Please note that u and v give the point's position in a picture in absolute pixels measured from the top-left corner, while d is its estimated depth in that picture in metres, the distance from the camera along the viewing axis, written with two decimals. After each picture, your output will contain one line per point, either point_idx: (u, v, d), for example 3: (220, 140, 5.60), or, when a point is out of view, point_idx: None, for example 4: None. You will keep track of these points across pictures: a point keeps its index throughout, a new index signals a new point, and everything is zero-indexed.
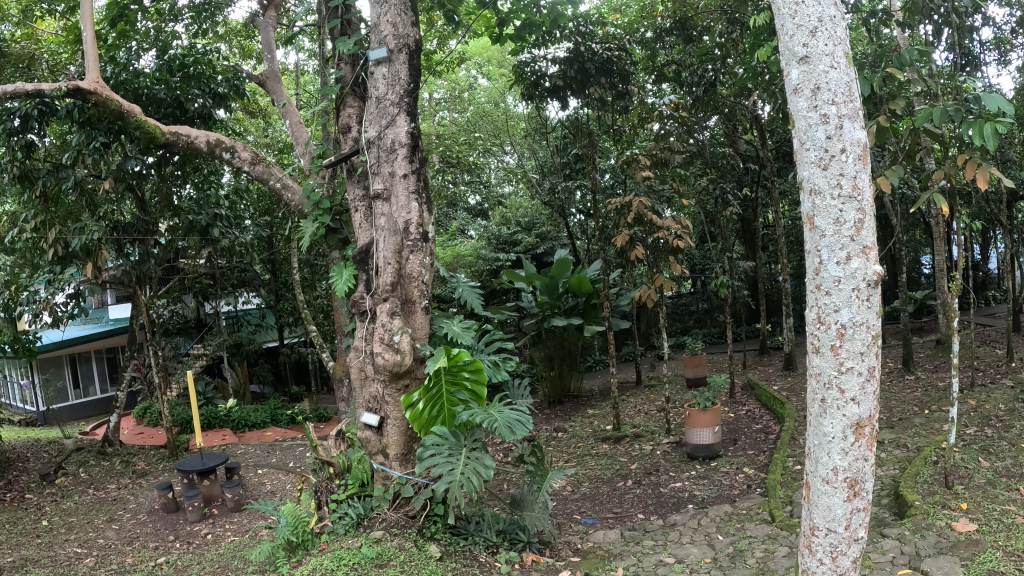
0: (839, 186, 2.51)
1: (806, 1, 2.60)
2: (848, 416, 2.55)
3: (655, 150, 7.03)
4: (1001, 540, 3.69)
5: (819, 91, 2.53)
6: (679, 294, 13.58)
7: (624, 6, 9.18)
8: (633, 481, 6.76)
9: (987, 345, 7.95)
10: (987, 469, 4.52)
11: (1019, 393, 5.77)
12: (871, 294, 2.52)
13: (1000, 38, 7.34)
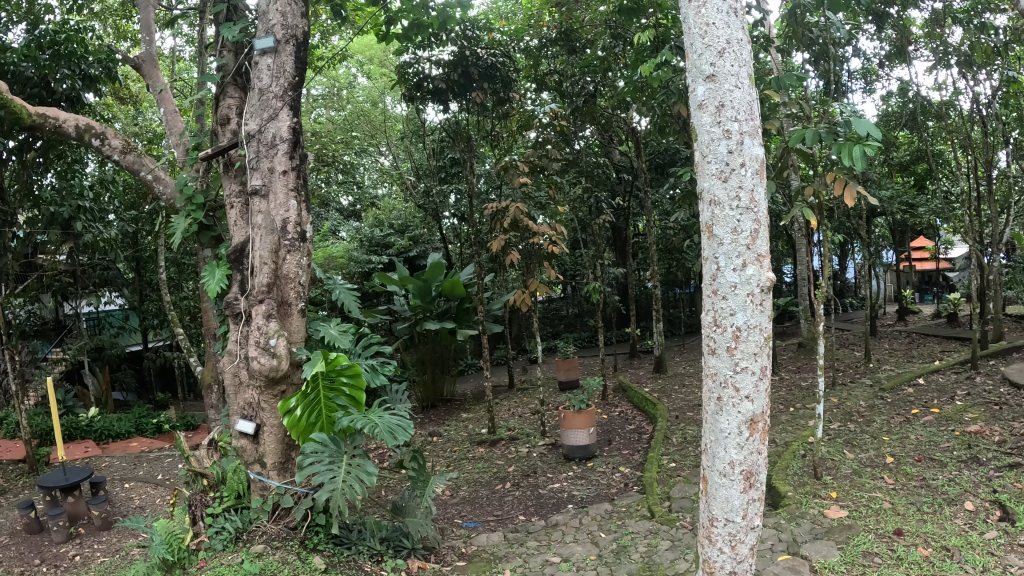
0: (737, 198, 2.65)
1: (716, 23, 2.71)
2: (742, 412, 2.67)
3: (533, 157, 7.16)
4: (872, 523, 4.04)
5: (724, 108, 2.66)
6: (550, 299, 13.89)
7: (511, 14, 9.20)
8: (510, 483, 6.83)
9: (845, 349, 8.70)
10: (852, 461, 4.94)
11: (877, 392, 6.35)
12: (763, 299, 2.68)
13: (866, 70, 7.99)
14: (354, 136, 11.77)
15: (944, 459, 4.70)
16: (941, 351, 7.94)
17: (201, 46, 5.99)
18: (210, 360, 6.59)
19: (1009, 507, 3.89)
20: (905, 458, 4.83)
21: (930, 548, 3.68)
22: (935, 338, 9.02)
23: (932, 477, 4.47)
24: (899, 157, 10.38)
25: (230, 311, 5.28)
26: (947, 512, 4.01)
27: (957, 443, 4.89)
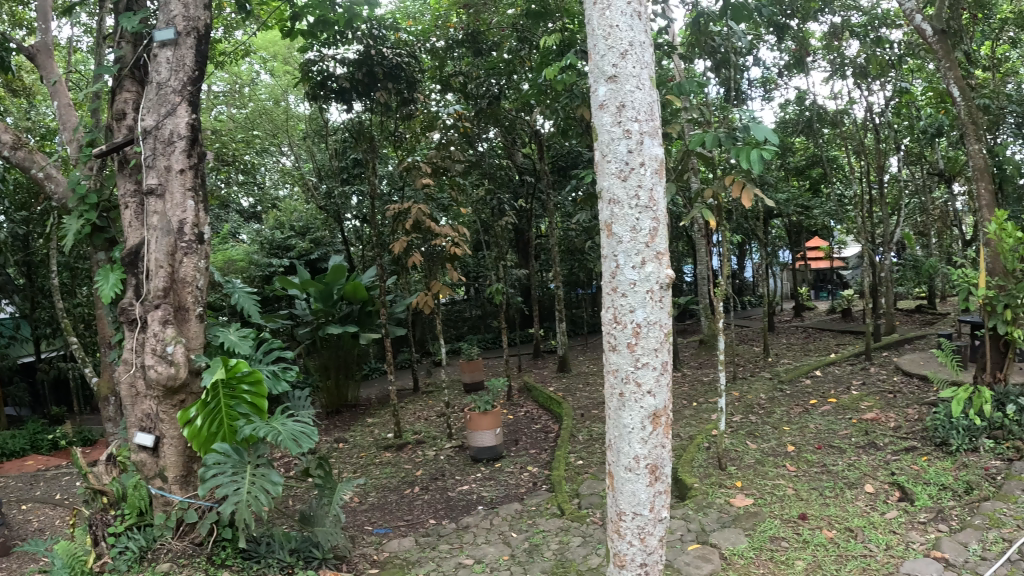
0: (636, 197, 2.38)
1: (620, 24, 2.42)
2: (645, 407, 2.41)
3: (436, 159, 7.01)
4: (777, 509, 4.23)
5: (624, 108, 2.39)
6: (453, 301, 13.91)
7: (419, 14, 9.07)
8: (419, 487, 6.71)
9: (745, 344, 9.16)
10: (756, 450, 5.21)
11: (775, 384, 6.71)
12: (663, 296, 2.42)
13: (766, 79, 8.43)
14: (256, 135, 11.44)
15: (842, 446, 5.02)
16: (837, 345, 8.48)
17: (98, 36, 5.65)
18: (107, 370, 6.22)
19: (906, 488, 4.19)
20: (806, 446, 5.13)
21: (835, 529, 3.87)
22: (831, 333, 9.56)
23: (832, 463, 4.77)
24: (797, 161, 11.04)
25: (123, 317, 4.93)
26: (849, 495, 4.26)
27: (854, 430, 5.25)
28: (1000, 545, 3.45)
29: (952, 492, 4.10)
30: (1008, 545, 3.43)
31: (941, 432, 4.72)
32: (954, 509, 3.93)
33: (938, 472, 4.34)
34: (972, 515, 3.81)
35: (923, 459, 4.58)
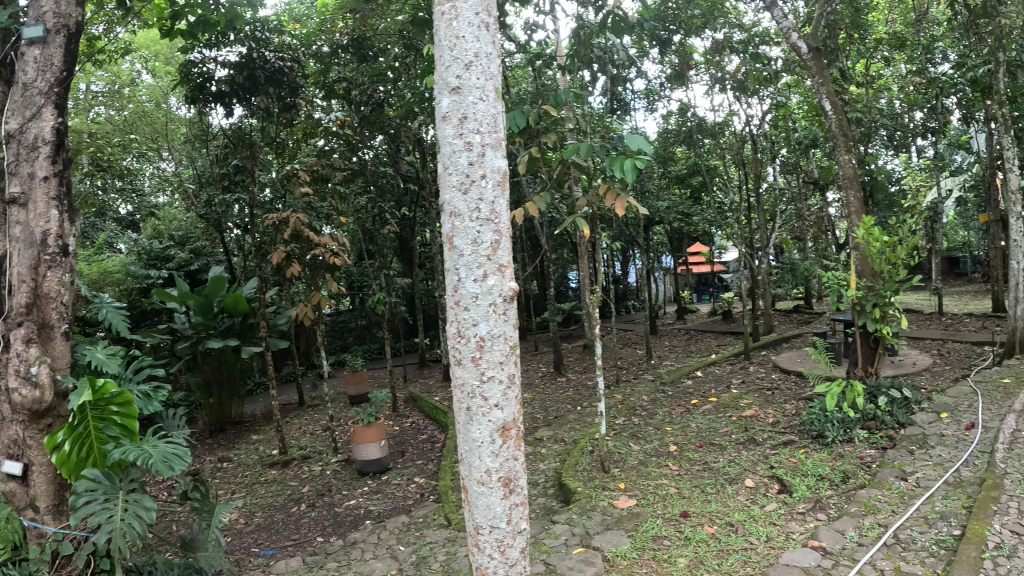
0: (477, 209, 2.17)
1: (465, 34, 2.23)
2: (493, 421, 2.19)
3: (316, 166, 6.91)
4: (659, 509, 4.17)
5: (465, 120, 2.18)
6: (338, 312, 13.64)
7: (305, 17, 8.82)
8: (305, 504, 6.47)
9: (628, 348, 9.44)
10: (638, 451, 5.30)
11: (656, 386, 6.94)
12: (507, 308, 2.21)
13: (649, 90, 8.70)
14: (133, 139, 10.71)
15: (723, 444, 5.19)
16: (718, 345, 8.86)
17: None
18: None
19: (786, 480, 4.34)
20: (688, 445, 5.28)
21: (716, 525, 3.85)
22: (712, 334, 10.00)
23: (713, 460, 4.90)
24: (679, 170, 11.50)
25: None
26: (730, 490, 4.33)
27: (734, 428, 5.46)
28: (876, 531, 3.57)
29: (830, 482, 4.29)
30: (884, 530, 3.56)
31: (818, 425, 4.98)
32: (831, 498, 4.09)
33: (815, 463, 4.55)
34: (849, 503, 3.98)
35: (800, 451, 4.77)
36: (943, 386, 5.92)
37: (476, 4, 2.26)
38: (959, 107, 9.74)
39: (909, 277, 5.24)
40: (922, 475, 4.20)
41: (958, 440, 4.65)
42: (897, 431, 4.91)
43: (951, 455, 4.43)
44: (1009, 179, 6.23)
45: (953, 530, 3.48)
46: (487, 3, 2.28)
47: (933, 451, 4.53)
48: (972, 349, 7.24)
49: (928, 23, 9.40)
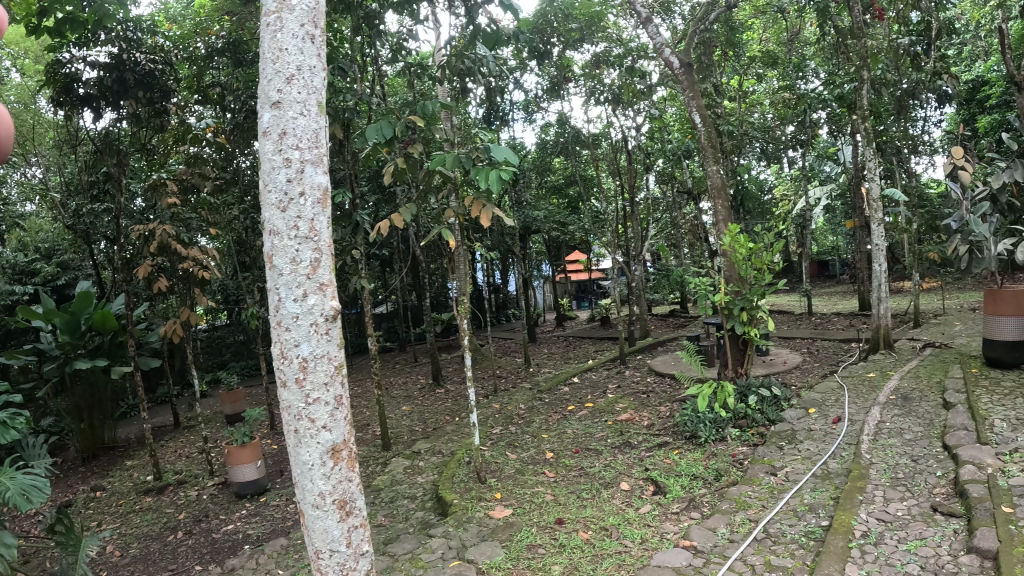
0: (295, 227, 2.09)
1: (287, 45, 2.13)
2: (322, 444, 2.13)
3: (186, 175, 6.70)
4: (533, 518, 4.03)
5: (284, 136, 2.10)
6: (213, 327, 13.07)
7: (180, 17, 8.42)
8: (182, 531, 5.81)
9: (507, 356, 9.46)
10: (515, 460, 5.13)
11: (533, 394, 6.98)
12: (330, 328, 2.15)
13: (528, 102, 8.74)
14: None
15: (598, 448, 5.21)
16: (594, 351, 9.01)
17: None
18: None
19: (660, 481, 4.40)
20: (564, 451, 5.23)
21: (590, 530, 3.81)
22: (589, 340, 10.19)
23: (589, 465, 4.87)
24: (552, 180, 11.55)
25: None
26: (605, 494, 4.31)
27: (609, 432, 5.54)
28: (746, 527, 3.67)
29: (703, 480, 4.41)
30: (754, 525, 3.66)
31: (691, 425, 5.16)
32: (704, 496, 4.18)
33: (689, 464, 4.67)
34: (721, 500, 4.09)
35: (674, 452, 4.92)
36: (811, 382, 6.29)
37: (302, 14, 2.16)
38: (828, 122, 10.29)
39: (772, 281, 5.49)
40: (791, 469, 4.37)
41: (825, 433, 4.88)
42: (767, 427, 5.14)
43: (818, 449, 4.65)
44: (871, 188, 6.64)
45: (820, 522, 3.62)
46: (313, 13, 2.19)
47: (802, 445, 4.74)
48: (840, 346, 7.66)
49: (800, 43, 9.89)
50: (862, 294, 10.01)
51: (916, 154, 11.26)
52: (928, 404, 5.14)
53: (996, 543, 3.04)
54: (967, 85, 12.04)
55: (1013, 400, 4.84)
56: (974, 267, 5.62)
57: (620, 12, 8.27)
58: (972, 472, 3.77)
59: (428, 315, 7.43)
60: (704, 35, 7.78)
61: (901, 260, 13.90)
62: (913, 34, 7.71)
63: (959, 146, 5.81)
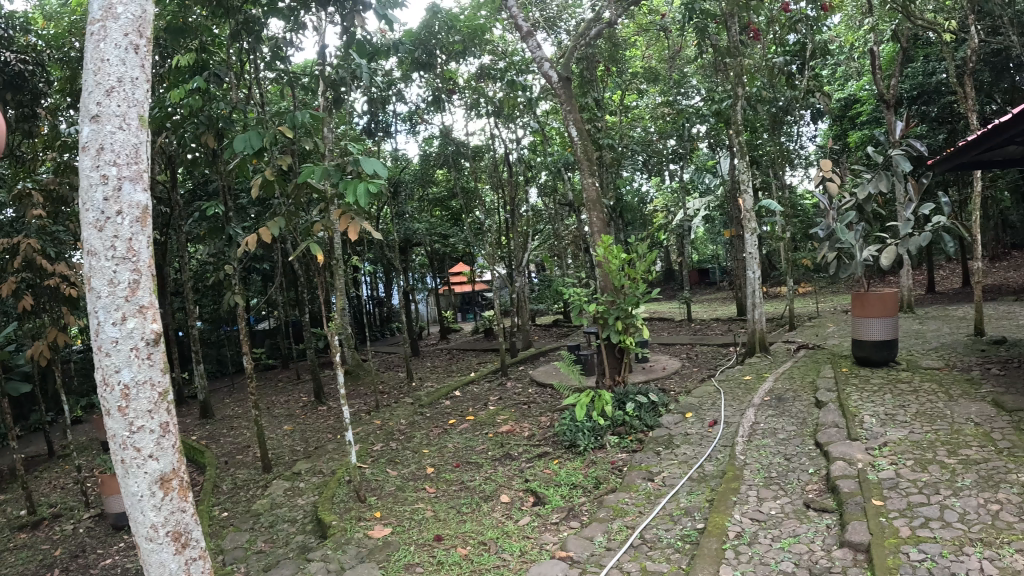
0: (112, 247, 2.11)
1: (108, 59, 2.19)
2: (150, 472, 2.14)
3: (51, 186, 6.18)
4: (412, 535, 3.85)
5: (101, 154, 2.14)
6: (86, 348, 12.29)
7: (53, 14, 7.93)
8: (60, 569, 5.33)
9: (390, 370, 9.07)
10: (395, 477, 4.73)
11: (416, 408, 6.60)
12: (152, 353, 2.17)
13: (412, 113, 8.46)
14: None
15: (479, 461, 5.01)
16: (478, 363, 8.90)
17: None
18: None
19: (540, 492, 4.39)
20: (444, 466, 4.95)
21: (469, 546, 3.72)
22: (473, 351, 10.14)
23: (470, 479, 4.66)
24: (433, 193, 11.40)
25: None
26: (485, 509, 4.21)
27: (489, 444, 5.36)
28: (623, 533, 3.74)
29: (583, 489, 4.46)
30: (632, 531, 3.75)
31: (570, 435, 5.21)
32: (584, 504, 4.24)
33: (568, 473, 4.70)
34: (599, 508, 4.15)
35: (554, 462, 4.92)
36: (689, 387, 6.47)
37: (125, 24, 2.24)
38: (705, 137, 10.69)
39: (646, 290, 5.66)
40: (667, 473, 4.52)
41: (702, 437, 5.07)
42: (646, 434, 5.29)
43: (695, 452, 4.83)
44: (746, 199, 6.87)
45: (697, 524, 3.75)
46: (137, 24, 2.27)
47: (679, 450, 4.91)
48: (719, 350, 7.93)
49: (681, 60, 10.23)
50: (739, 300, 10.46)
51: (789, 166, 11.83)
52: (801, 405, 5.38)
53: (867, 535, 3.20)
54: (838, 103, 12.74)
55: (880, 396, 5.13)
56: (841, 272, 5.98)
57: (503, 26, 8.35)
58: (843, 468, 3.98)
59: (309, 331, 6.99)
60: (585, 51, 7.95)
61: (776, 267, 14.58)
62: (789, 54, 8.05)
63: (830, 159, 6.07)
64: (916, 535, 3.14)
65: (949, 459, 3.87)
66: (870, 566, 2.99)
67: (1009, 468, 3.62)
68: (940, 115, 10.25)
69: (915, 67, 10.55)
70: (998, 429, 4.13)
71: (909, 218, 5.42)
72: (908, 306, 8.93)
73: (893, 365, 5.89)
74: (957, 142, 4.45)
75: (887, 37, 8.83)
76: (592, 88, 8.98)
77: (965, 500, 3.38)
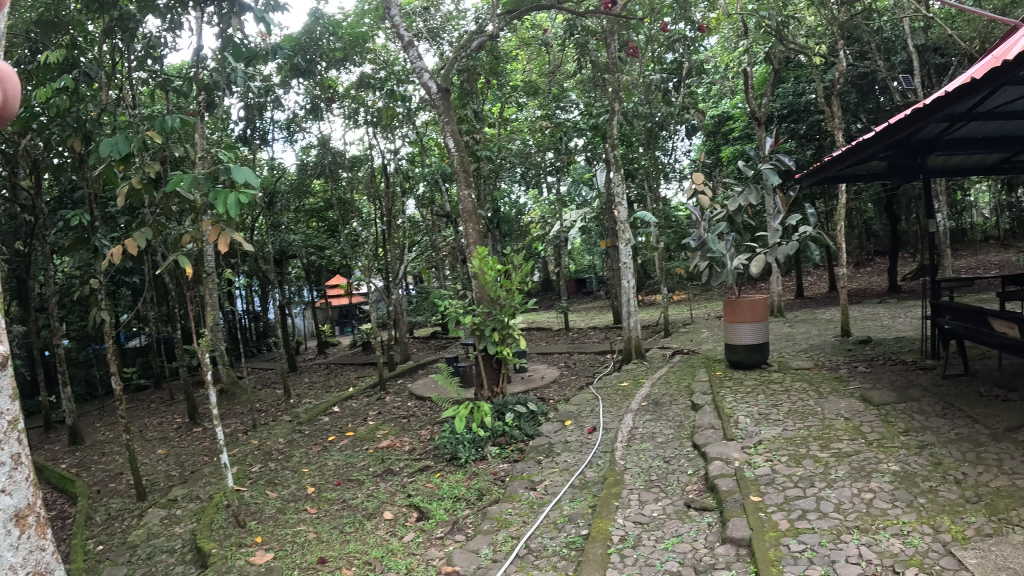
0: None
1: None
2: (3, 510, 1.95)
3: None
4: (296, 559, 3.63)
5: None
6: None
7: None
8: None
9: (267, 388, 8.63)
10: (274, 500, 4.48)
11: (295, 425, 6.30)
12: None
13: (290, 120, 8.11)
14: None
15: (360, 478, 4.80)
16: (357, 378, 8.71)
17: None
18: None
19: (423, 506, 4.27)
20: (325, 485, 4.70)
21: (354, 566, 3.55)
22: (351, 366, 9.86)
23: (351, 498, 4.44)
24: (311, 203, 11.11)
25: None
26: (369, 527, 4.01)
27: (371, 461, 5.14)
28: (508, 544, 3.75)
29: (466, 501, 4.44)
30: (517, 542, 3.76)
31: (449, 448, 5.09)
32: (467, 517, 4.22)
33: (450, 486, 4.63)
34: (483, 519, 4.16)
35: (436, 476, 4.79)
36: (566, 395, 6.52)
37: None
38: (582, 150, 10.99)
39: (521, 300, 5.81)
40: (549, 482, 4.59)
41: (581, 444, 5.18)
42: (526, 443, 5.34)
43: (575, 459, 4.93)
44: (620, 210, 6.95)
45: (580, 531, 3.83)
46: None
47: (559, 458, 5.00)
48: (597, 359, 8.07)
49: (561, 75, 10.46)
50: (615, 307, 10.77)
51: (664, 179, 12.33)
52: (678, 408, 5.59)
53: (747, 531, 3.33)
54: (712, 119, 13.41)
55: (754, 396, 5.39)
56: (714, 280, 6.18)
57: (385, 34, 8.28)
58: (721, 467, 4.15)
59: (181, 347, 6.56)
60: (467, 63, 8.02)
61: (650, 275, 15.14)
62: (667, 72, 8.38)
63: (701, 172, 6.19)
64: (795, 527, 3.30)
65: (822, 453, 4.11)
66: (752, 559, 3.11)
67: (879, 458, 3.87)
68: (808, 132, 11.03)
69: (785, 88, 11.27)
70: (865, 423, 4.39)
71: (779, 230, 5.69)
72: (777, 310, 9.44)
73: (764, 366, 6.20)
74: (825, 157, 4.81)
75: (759, 59, 9.36)
76: (470, 100, 9.03)
77: (840, 491, 3.59)
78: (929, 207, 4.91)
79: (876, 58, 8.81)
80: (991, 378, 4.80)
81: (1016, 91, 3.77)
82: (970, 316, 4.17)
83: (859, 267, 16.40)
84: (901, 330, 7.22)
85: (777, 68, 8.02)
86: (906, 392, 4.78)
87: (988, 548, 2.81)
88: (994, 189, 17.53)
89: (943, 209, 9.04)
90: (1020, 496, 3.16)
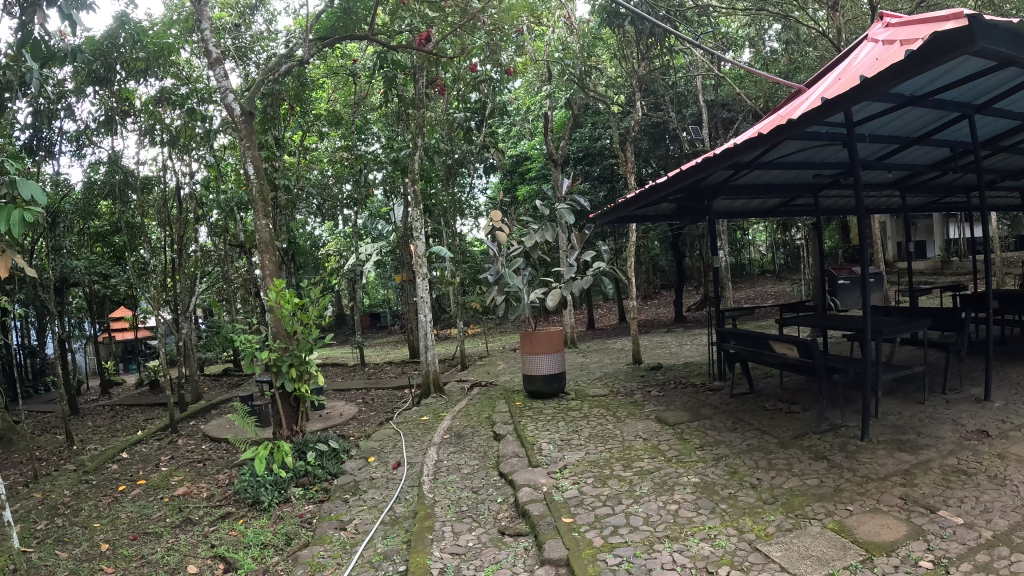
0: None
1: None
2: None
3: None
4: None
5: None
6: None
7: None
8: None
9: (47, 433, 7.55)
10: (67, 560, 3.94)
11: (83, 475, 5.57)
12: None
13: (76, 135, 7.33)
14: None
15: (157, 530, 4.36)
16: (144, 421, 7.83)
17: None
18: None
19: (230, 556, 3.92)
20: (120, 540, 4.20)
21: None
22: (138, 407, 8.91)
23: (151, 553, 4.00)
24: (94, 228, 10.12)
25: None
26: None
27: (167, 510, 4.69)
28: None
29: (274, 547, 4.09)
30: None
31: (251, 492, 4.77)
32: (277, 564, 3.86)
33: (256, 532, 4.29)
34: (294, 566, 3.81)
35: (239, 522, 4.45)
36: (369, 431, 6.44)
37: None
38: (382, 181, 11.16)
39: (317, 335, 5.41)
40: (360, 520, 4.36)
41: (388, 480, 5.07)
42: (330, 482, 5.14)
43: (383, 496, 4.76)
44: (417, 244, 7.08)
45: (398, 567, 3.62)
46: None
47: (367, 495, 4.82)
48: (394, 394, 7.95)
49: (365, 106, 10.40)
50: (410, 342, 10.77)
51: (461, 215, 12.74)
52: (480, 439, 5.69)
53: (564, 551, 3.37)
54: (510, 159, 14.12)
55: (555, 424, 5.66)
56: (509, 314, 6.46)
57: (189, 49, 7.97)
58: (530, 493, 4.23)
59: None
60: (273, 85, 7.79)
61: (446, 309, 15.44)
62: (469, 111, 8.73)
63: (500, 210, 6.61)
64: (610, 542, 3.44)
65: (626, 472, 4.40)
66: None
67: (678, 473, 4.24)
68: (602, 174, 12.06)
69: (582, 132, 12.27)
70: (664, 442, 4.85)
71: (573, 265, 6.41)
72: (572, 340, 9.99)
73: (561, 395, 6.61)
74: (621, 199, 5.36)
75: (560, 105, 10.07)
76: (273, 126, 8.73)
77: (647, 504, 3.85)
78: (714, 244, 5.68)
79: (669, 110, 9.98)
80: (768, 397, 5.49)
81: (793, 147, 4.40)
82: (753, 340, 4.82)
83: (645, 299, 17.90)
84: (687, 355, 7.98)
85: (576, 113, 8.70)
86: (698, 411, 5.41)
87: (790, 541, 3.17)
88: (771, 231, 20.21)
89: (723, 248, 10.61)
90: (809, 494, 3.63)
